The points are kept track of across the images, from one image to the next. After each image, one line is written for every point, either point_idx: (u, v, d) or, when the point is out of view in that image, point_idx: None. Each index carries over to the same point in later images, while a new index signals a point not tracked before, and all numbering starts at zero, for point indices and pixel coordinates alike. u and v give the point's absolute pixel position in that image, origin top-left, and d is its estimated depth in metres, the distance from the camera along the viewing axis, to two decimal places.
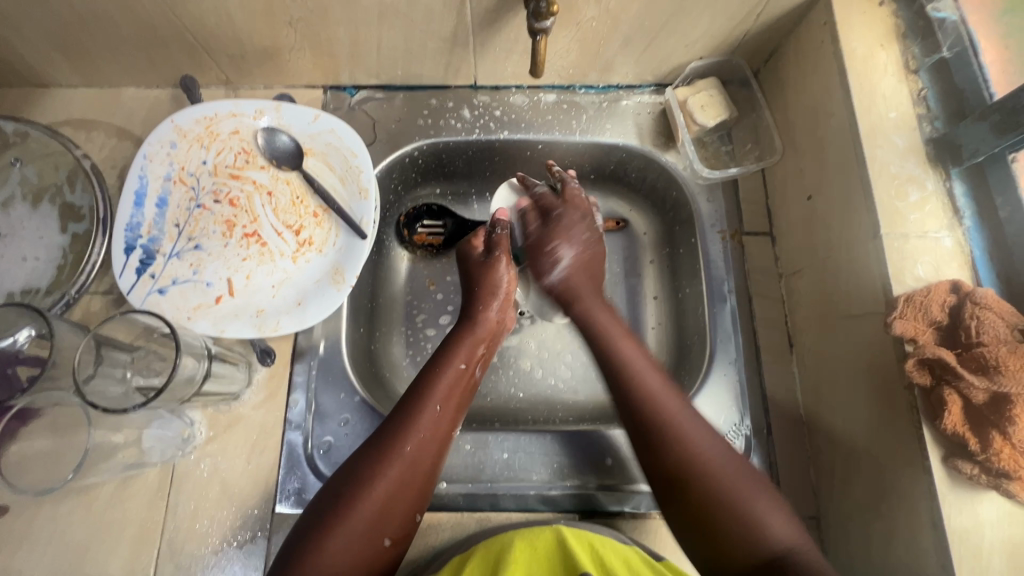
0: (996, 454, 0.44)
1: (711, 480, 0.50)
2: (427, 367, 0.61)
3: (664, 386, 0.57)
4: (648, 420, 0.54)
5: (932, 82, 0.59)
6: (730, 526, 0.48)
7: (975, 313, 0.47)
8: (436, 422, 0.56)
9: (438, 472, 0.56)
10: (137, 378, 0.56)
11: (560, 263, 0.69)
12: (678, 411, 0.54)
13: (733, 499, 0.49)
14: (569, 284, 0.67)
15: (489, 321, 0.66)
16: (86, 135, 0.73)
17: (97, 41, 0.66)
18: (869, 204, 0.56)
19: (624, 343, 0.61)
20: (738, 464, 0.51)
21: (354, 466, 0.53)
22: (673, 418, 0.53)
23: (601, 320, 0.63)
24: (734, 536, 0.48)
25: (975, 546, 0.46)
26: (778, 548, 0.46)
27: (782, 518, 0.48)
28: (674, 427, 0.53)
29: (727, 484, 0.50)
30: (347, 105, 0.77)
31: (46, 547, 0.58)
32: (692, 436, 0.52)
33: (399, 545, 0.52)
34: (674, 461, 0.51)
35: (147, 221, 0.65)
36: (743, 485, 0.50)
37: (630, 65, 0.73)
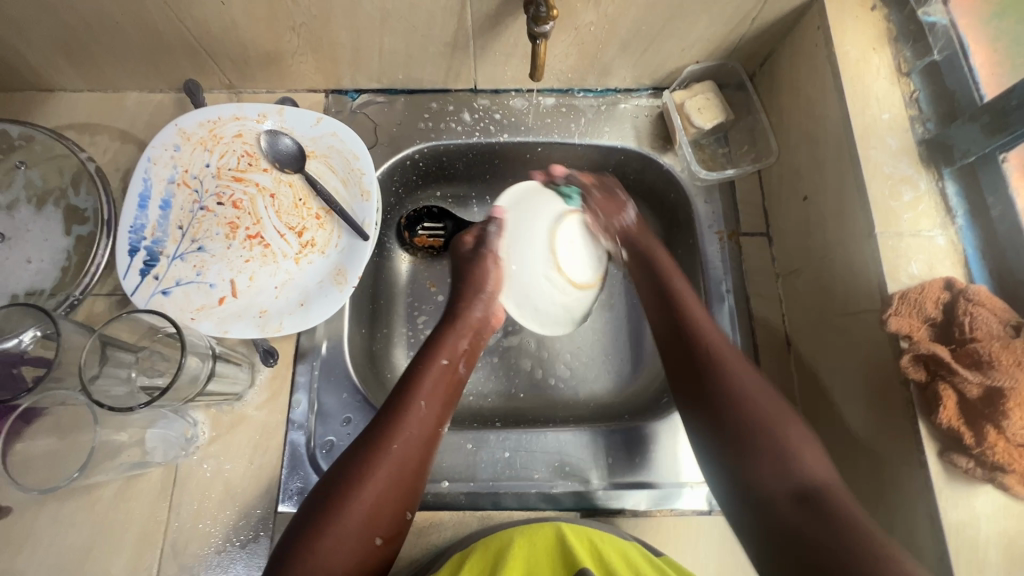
0: (990, 448, 0.45)
1: (752, 409, 0.53)
2: (411, 366, 0.61)
3: (713, 325, 0.60)
4: (699, 348, 0.58)
5: (924, 84, 0.60)
6: (762, 451, 0.51)
7: (968, 309, 0.48)
8: (422, 420, 0.57)
9: (428, 470, 0.56)
10: (142, 378, 0.57)
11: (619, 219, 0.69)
12: (726, 350, 0.58)
13: (773, 429, 0.52)
14: (629, 238, 0.69)
15: (471, 317, 0.67)
16: (89, 139, 0.74)
17: (102, 46, 0.67)
18: (863, 203, 0.57)
19: (687, 296, 0.63)
20: (770, 397, 0.54)
21: (344, 465, 0.53)
22: (720, 354, 0.57)
23: (671, 270, 0.65)
24: (766, 465, 0.50)
25: (971, 538, 0.47)
26: (807, 482, 0.48)
27: (816, 456, 0.50)
28: (722, 366, 0.56)
29: (762, 412, 0.53)
30: (349, 108, 0.77)
31: (50, 547, 0.58)
32: (738, 370, 0.56)
33: (390, 543, 0.52)
34: (719, 386, 0.55)
35: (150, 224, 0.66)
36: (779, 419, 0.52)
37: (628, 69, 0.74)
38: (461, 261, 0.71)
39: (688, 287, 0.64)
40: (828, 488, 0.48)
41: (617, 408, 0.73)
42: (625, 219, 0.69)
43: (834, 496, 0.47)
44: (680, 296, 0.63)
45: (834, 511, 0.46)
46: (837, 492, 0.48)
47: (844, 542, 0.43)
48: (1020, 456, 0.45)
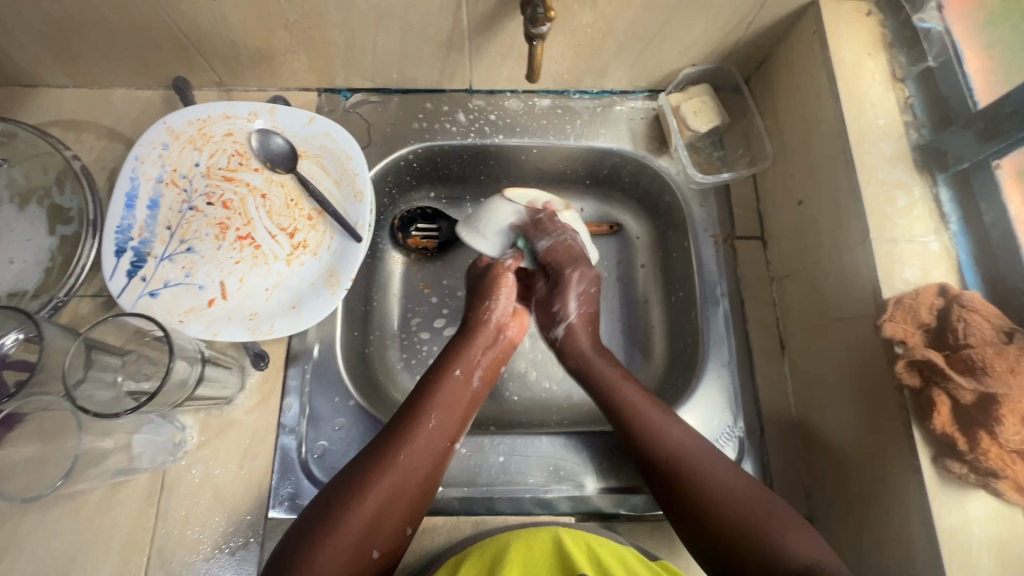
0: (983, 454, 0.45)
1: (728, 508, 0.52)
2: (425, 377, 0.61)
3: (667, 419, 0.58)
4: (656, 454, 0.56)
5: (918, 90, 0.60)
6: (754, 547, 0.49)
7: (962, 315, 0.48)
8: (432, 432, 0.56)
9: (433, 485, 0.55)
10: (128, 383, 0.55)
11: (572, 306, 0.68)
12: (690, 449, 0.56)
13: (760, 521, 0.50)
14: (569, 346, 0.66)
15: (485, 329, 0.66)
16: (75, 136, 0.72)
17: (88, 41, 0.65)
18: (859, 209, 0.57)
19: (634, 397, 0.60)
20: (753, 492, 0.53)
21: (347, 474, 0.53)
22: (686, 456, 0.55)
23: (613, 376, 0.62)
24: (759, 557, 0.49)
25: (965, 544, 0.47)
26: (799, 569, 0.47)
27: (804, 537, 0.49)
28: (695, 476, 0.54)
29: (740, 510, 0.51)
30: (342, 108, 0.76)
31: (32, 555, 0.57)
32: (709, 470, 0.54)
33: (388, 558, 0.51)
34: (691, 493, 0.53)
35: (138, 224, 0.64)
36: (764, 512, 0.51)
37: (625, 70, 0.74)
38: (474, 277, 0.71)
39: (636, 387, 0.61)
40: (817, 568, 0.47)
41: None
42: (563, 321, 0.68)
43: None
44: (624, 402, 0.60)
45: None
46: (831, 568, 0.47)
47: None
48: (1013, 462, 0.45)
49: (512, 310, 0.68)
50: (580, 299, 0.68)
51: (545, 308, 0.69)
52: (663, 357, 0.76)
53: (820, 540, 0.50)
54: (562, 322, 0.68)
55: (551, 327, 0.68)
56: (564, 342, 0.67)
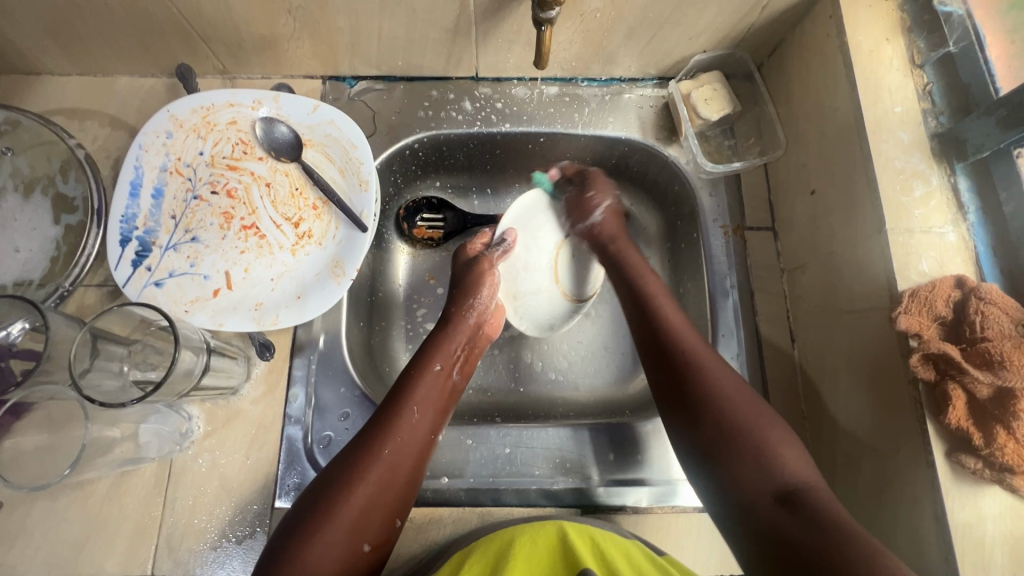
0: (999, 449, 0.44)
1: (729, 411, 0.50)
2: (403, 373, 0.59)
3: (687, 327, 0.59)
4: (675, 348, 0.56)
5: (937, 77, 0.58)
6: (743, 455, 0.48)
7: (979, 308, 0.47)
8: (414, 426, 0.55)
9: (418, 477, 0.54)
10: (134, 373, 0.56)
11: (601, 209, 0.71)
12: (706, 353, 0.55)
13: (750, 428, 0.49)
14: (608, 226, 0.71)
15: (463, 325, 0.65)
16: (79, 124, 0.72)
17: (90, 28, 0.65)
18: (874, 199, 0.55)
19: (664, 302, 0.61)
20: (747, 399, 0.51)
21: (332, 472, 0.51)
22: (701, 357, 0.55)
23: (639, 267, 0.66)
24: (751, 465, 0.47)
25: (977, 540, 0.46)
26: (790, 483, 0.46)
27: (797, 456, 0.48)
28: (700, 379, 0.53)
29: (741, 414, 0.50)
30: (347, 96, 0.76)
31: (41, 542, 0.57)
32: (710, 371, 0.54)
33: (378, 551, 0.50)
34: (697, 386, 0.53)
35: (142, 213, 0.64)
36: (757, 418, 0.50)
37: (634, 57, 0.72)
38: (458, 269, 0.70)
39: (663, 291, 0.63)
40: (808, 487, 0.46)
41: (617, 403, 0.73)
42: (597, 217, 0.72)
43: (817, 496, 0.45)
44: (647, 295, 0.62)
45: (815, 503, 0.44)
46: (823, 492, 0.46)
47: (828, 523, 0.42)
48: None
49: (493, 307, 0.68)
50: (612, 198, 0.72)
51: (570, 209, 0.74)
52: None
53: (812, 466, 0.48)
54: (592, 212, 0.72)
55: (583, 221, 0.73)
56: (598, 231, 0.71)
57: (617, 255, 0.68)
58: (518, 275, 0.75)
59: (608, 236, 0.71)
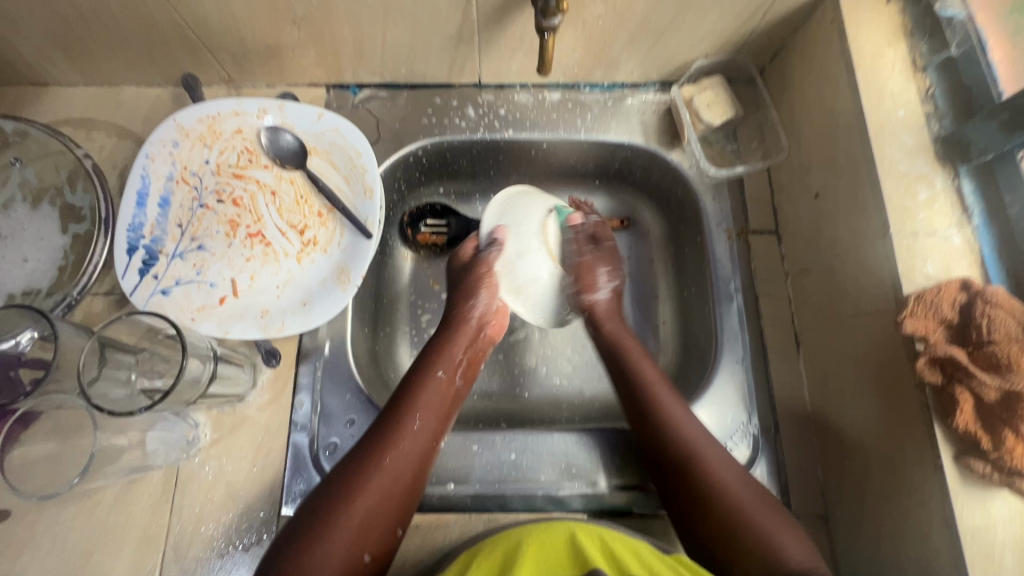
0: (1008, 452, 0.44)
1: (731, 500, 0.51)
2: (405, 379, 0.60)
3: (684, 410, 0.58)
4: (673, 437, 0.56)
5: (940, 80, 0.59)
6: (750, 549, 0.48)
7: (986, 311, 0.47)
8: (415, 434, 0.55)
9: (419, 486, 0.54)
10: (142, 381, 0.55)
11: (603, 287, 0.70)
12: (704, 439, 0.56)
13: (751, 514, 0.50)
14: (607, 310, 0.69)
15: (466, 327, 0.65)
16: (86, 134, 0.72)
17: (97, 39, 0.65)
18: (878, 202, 0.55)
19: (658, 384, 0.61)
20: (748, 487, 0.53)
21: (334, 478, 0.51)
22: (700, 447, 0.55)
23: (637, 354, 0.64)
24: (755, 556, 0.48)
25: (987, 543, 0.46)
26: (795, 568, 0.46)
27: (796, 540, 0.49)
28: (703, 469, 0.54)
29: (744, 507, 0.51)
30: (351, 104, 0.76)
31: (49, 550, 0.57)
32: (710, 464, 0.54)
33: (380, 561, 0.50)
34: (697, 481, 0.53)
35: (149, 222, 0.64)
36: (760, 508, 0.51)
37: (636, 63, 0.73)
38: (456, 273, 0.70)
39: (655, 370, 0.63)
40: (815, 572, 0.47)
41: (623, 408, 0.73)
42: (596, 296, 0.69)
43: None
44: (642, 375, 0.62)
45: None
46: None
47: None
48: None
49: (494, 308, 0.67)
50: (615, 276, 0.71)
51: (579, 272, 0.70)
52: (675, 354, 0.75)
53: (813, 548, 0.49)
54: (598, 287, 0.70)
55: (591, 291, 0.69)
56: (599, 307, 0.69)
57: (614, 344, 0.66)
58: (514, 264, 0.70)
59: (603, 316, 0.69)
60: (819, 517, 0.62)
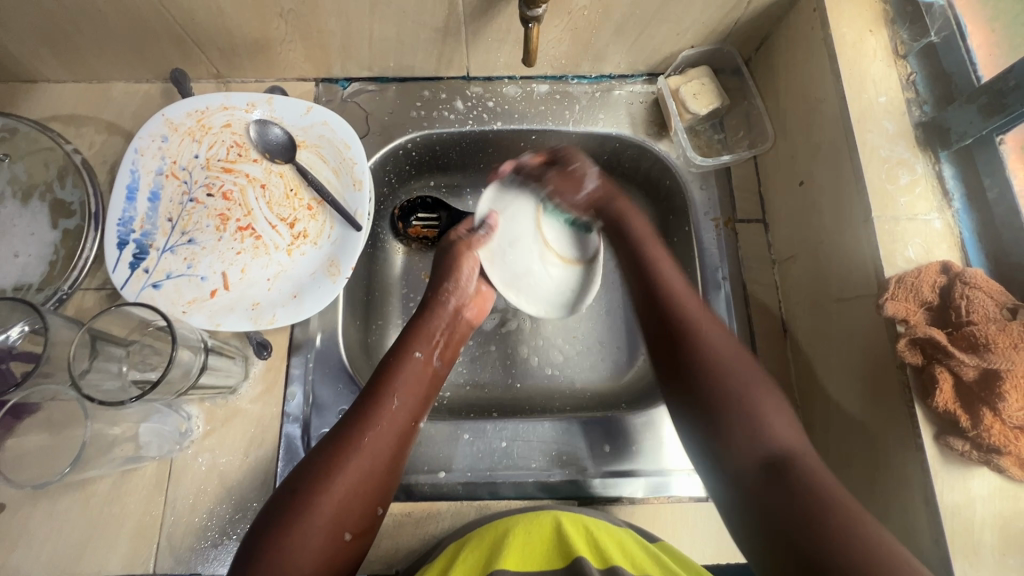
0: (986, 430, 0.45)
1: (724, 377, 0.52)
2: (382, 361, 0.60)
3: (689, 294, 0.59)
4: (671, 314, 0.57)
5: (921, 66, 0.59)
6: (733, 424, 0.49)
7: (964, 292, 0.48)
8: (395, 413, 0.55)
9: (398, 465, 0.54)
10: (133, 373, 0.56)
11: (589, 183, 0.69)
12: (704, 319, 0.56)
13: (744, 389, 0.51)
14: (598, 202, 0.68)
15: (444, 312, 0.66)
16: (76, 131, 0.72)
17: (85, 35, 0.66)
18: (860, 188, 0.56)
19: (666, 270, 0.61)
20: (749, 368, 0.52)
21: (312, 460, 0.51)
22: (698, 324, 0.56)
23: (642, 236, 0.64)
24: (738, 432, 0.49)
25: (967, 520, 0.47)
26: (774, 446, 0.47)
27: (785, 424, 0.49)
28: (700, 347, 0.54)
29: (736, 385, 0.51)
30: (340, 97, 0.76)
31: (44, 543, 0.58)
32: (710, 341, 0.54)
33: (360, 539, 0.50)
34: (689, 357, 0.54)
35: (139, 216, 0.64)
36: (752, 386, 0.51)
37: (623, 54, 0.73)
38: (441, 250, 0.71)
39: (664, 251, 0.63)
40: (794, 453, 0.47)
41: (615, 397, 0.73)
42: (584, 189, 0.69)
43: (800, 465, 0.46)
44: (650, 261, 0.62)
45: (801, 469, 0.45)
46: (804, 458, 0.46)
47: (799, 499, 0.43)
48: (1016, 438, 0.45)
49: (473, 292, 0.70)
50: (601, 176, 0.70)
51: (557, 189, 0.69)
52: None
53: (802, 434, 0.49)
54: (580, 188, 0.69)
55: (572, 197, 0.69)
56: (590, 202, 0.69)
57: (614, 227, 0.66)
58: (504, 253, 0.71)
59: (602, 208, 0.68)
60: None
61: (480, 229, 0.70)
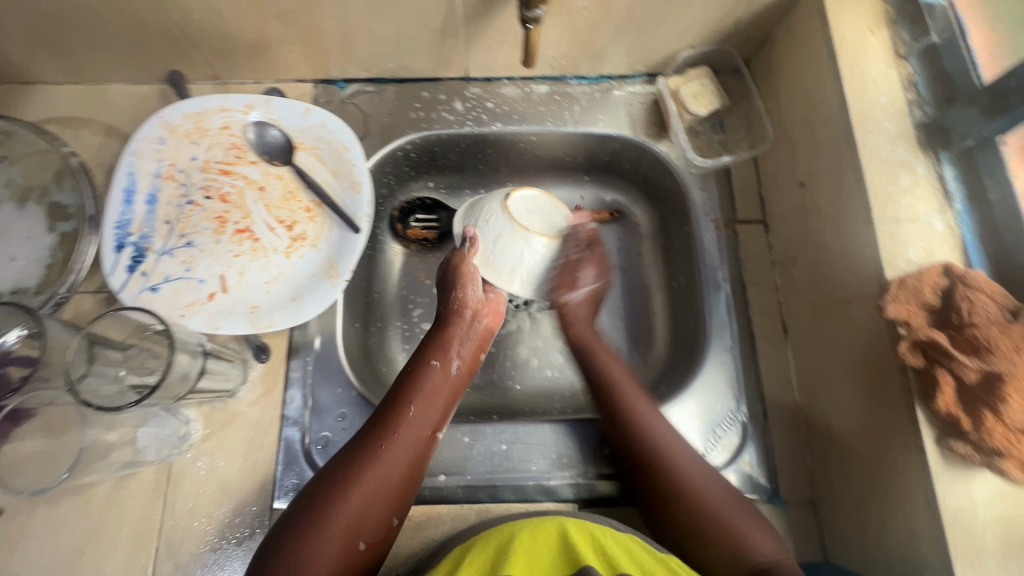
0: (988, 433, 0.45)
1: (704, 506, 0.53)
2: (402, 371, 0.60)
3: (655, 414, 0.60)
4: (643, 455, 0.57)
5: (922, 67, 0.59)
6: (715, 544, 0.51)
7: (966, 294, 0.48)
8: (412, 423, 0.55)
9: (417, 474, 0.54)
10: (131, 378, 0.55)
11: (584, 286, 0.69)
12: (665, 434, 0.58)
13: (715, 512, 0.53)
14: (572, 314, 0.69)
15: (465, 318, 0.65)
16: (73, 132, 0.72)
17: (82, 37, 0.65)
18: (861, 190, 0.56)
19: (623, 381, 0.63)
20: (719, 490, 0.55)
21: (329, 470, 0.52)
22: (662, 444, 0.57)
23: (604, 360, 0.65)
24: (719, 548, 0.51)
25: (969, 524, 0.46)
26: (758, 564, 0.49)
27: (764, 536, 0.51)
28: (669, 471, 0.56)
29: (713, 504, 0.53)
30: (338, 99, 0.76)
31: (42, 548, 0.57)
32: (672, 464, 0.56)
33: (376, 549, 0.50)
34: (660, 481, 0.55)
35: (137, 219, 0.64)
36: (724, 506, 0.53)
37: (623, 54, 0.73)
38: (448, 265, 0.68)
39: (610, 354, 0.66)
40: (780, 567, 0.49)
41: None
42: (570, 296, 0.68)
43: (786, 570, 0.48)
44: (613, 380, 0.63)
45: None
46: (789, 565, 0.49)
47: None
48: (1020, 442, 0.44)
49: (484, 297, 0.66)
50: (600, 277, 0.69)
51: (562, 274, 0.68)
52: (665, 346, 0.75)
53: (784, 545, 0.52)
54: (578, 286, 0.68)
55: (569, 292, 0.68)
56: (570, 308, 0.69)
57: (584, 351, 0.67)
58: (494, 256, 0.66)
59: (580, 345, 0.67)
60: (809, 503, 0.62)
61: (463, 245, 0.67)
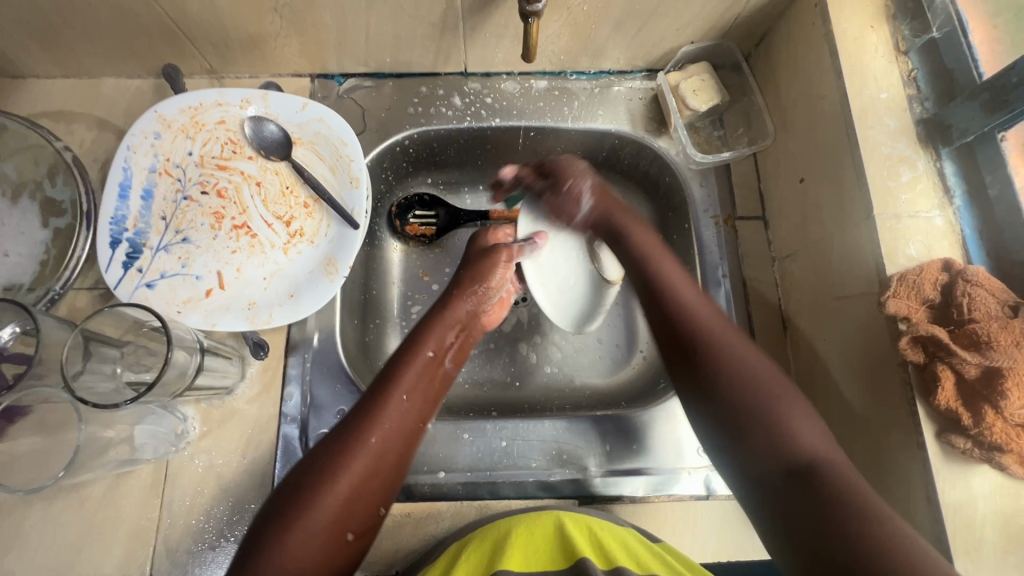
0: (988, 428, 0.45)
1: (745, 386, 0.48)
2: (393, 358, 0.59)
3: (701, 300, 0.56)
4: (686, 331, 0.53)
5: (922, 63, 0.59)
6: (757, 431, 0.45)
7: (966, 290, 0.48)
8: (403, 413, 0.54)
9: (406, 461, 0.53)
10: (128, 374, 0.55)
11: (583, 198, 0.68)
12: (716, 323, 0.53)
13: (769, 400, 0.46)
14: (601, 212, 0.67)
15: (459, 310, 0.65)
16: (66, 127, 0.71)
17: (75, 30, 0.64)
18: (861, 186, 0.56)
19: (675, 275, 0.58)
20: (768, 372, 0.49)
21: (316, 458, 0.49)
22: (709, 333, 0.52)
23: (649, 250, 0.61)
24: (764, 438, 0.45)
25: (967, 518, 0.47)
26: (804, 458, 0.43)
27: (813, 430, 0.45)
28: (716, 352, 0.51)
29: (757, 391, 0.47)
30: (336, 93, 0.75)
31: (37, 547, 0.57)
32: (724, 346, 0.51)
33: (362, 539, 0.48)
34: (704, 363, 0.50)
35: (132, 214, 0.63)
36: (773, 392, 0.47)
37: (622, 49, 0.73)
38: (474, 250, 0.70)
39: (648, 236, 0.63)
40: (824, 459, 0.42)
41: (615, 395, 0.73)
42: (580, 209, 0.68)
43: (833, 470, 0.41)
44: (654, 264, 0.60)
45: (833, 480, 0.40)
46: (837, 464, 0.42)
47: (842, 501, 0.39)
48: (1018, 436, 0.45)
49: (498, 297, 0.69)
50: (589, 180, 0.69)
51: (557, 199, 0.70)
52: None
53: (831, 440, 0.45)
54: (579, 201, 0.68)
55: (573, 211, 0.69)
56: (592, 214, 0.67)
57: (620, 230, 0.64)
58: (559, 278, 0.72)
59: (600, 216, 0.67)
60: None
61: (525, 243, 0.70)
